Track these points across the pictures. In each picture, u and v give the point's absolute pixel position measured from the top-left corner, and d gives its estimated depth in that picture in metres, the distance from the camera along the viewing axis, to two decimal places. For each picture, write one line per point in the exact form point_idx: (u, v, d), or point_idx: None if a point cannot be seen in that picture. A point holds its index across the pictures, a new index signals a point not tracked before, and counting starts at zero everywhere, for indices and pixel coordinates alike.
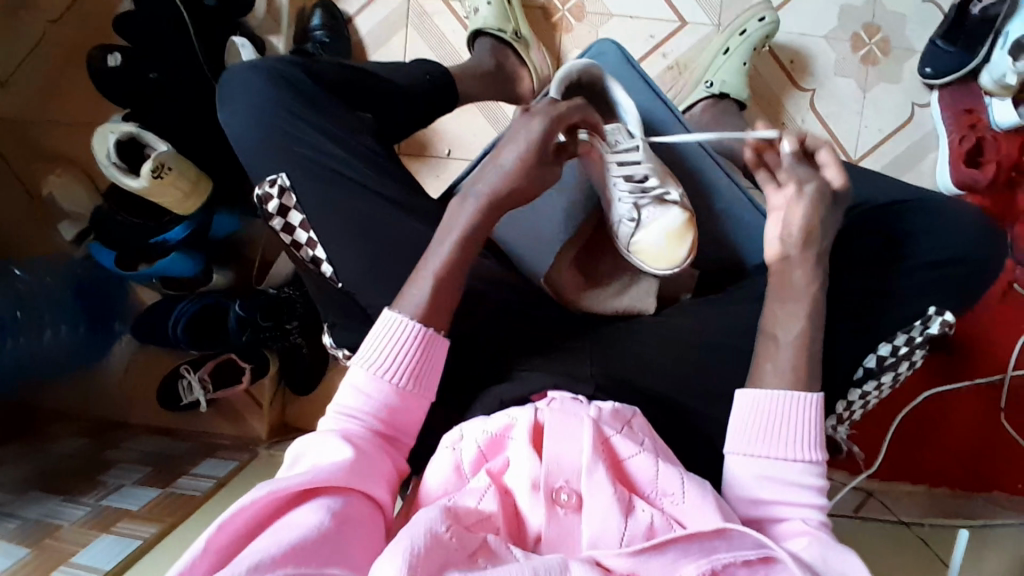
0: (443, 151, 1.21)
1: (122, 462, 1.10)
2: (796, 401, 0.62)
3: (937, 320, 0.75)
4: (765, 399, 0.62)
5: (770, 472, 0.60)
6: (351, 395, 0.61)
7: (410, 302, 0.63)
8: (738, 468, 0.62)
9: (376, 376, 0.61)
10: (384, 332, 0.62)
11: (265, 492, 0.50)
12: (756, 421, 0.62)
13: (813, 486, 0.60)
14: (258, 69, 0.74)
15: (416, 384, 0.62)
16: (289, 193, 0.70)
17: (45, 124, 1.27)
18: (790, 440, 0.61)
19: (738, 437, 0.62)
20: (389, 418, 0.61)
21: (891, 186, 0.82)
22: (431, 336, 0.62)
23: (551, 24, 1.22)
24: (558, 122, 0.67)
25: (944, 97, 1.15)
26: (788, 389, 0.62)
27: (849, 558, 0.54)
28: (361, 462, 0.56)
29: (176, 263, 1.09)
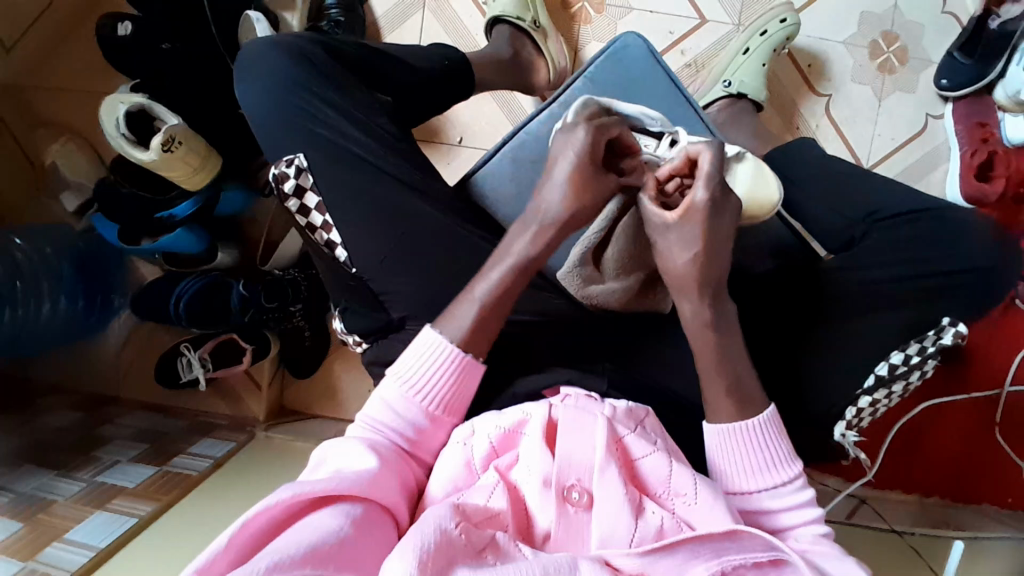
0: (455, 139, 1.20)
1: (117, 438, 1.09)
2: (753, 427, 0.61)
3: (951, 330, 0.76)
4: (721, 432, 0.62)
5: (752, 501, 0.61)
6: (381, 408, 0.61)
7: (453, 326, 0.63)
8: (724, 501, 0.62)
9: (409, 394, 0.61)
10: (419, 351, 0.63)
11: (290, 491, 0.49)
12: (724, 455, 0.63)
13: (798, 500, 0.60)
14: (279, 45, 0.72)
15: (450, 406, 0.62)
16: (306, 173, 0.69)
17: (52, 90, 1.25)
18: (762, 465, 0.61)
19: (713, 472, 0.63)
20: (416, 435, 0.61)
21: (907, 193, 0.80)
22: (469, 361, 0.63)
23: (570, 15, 1.20)
24: (602, 133, 0.64)
25: (959, 109, 1.15)
26: (745, 421, 0.62)
27: (842, 569, 0.53)
28: (387, 475, 0.55)
29: (180, 240, 1.07)
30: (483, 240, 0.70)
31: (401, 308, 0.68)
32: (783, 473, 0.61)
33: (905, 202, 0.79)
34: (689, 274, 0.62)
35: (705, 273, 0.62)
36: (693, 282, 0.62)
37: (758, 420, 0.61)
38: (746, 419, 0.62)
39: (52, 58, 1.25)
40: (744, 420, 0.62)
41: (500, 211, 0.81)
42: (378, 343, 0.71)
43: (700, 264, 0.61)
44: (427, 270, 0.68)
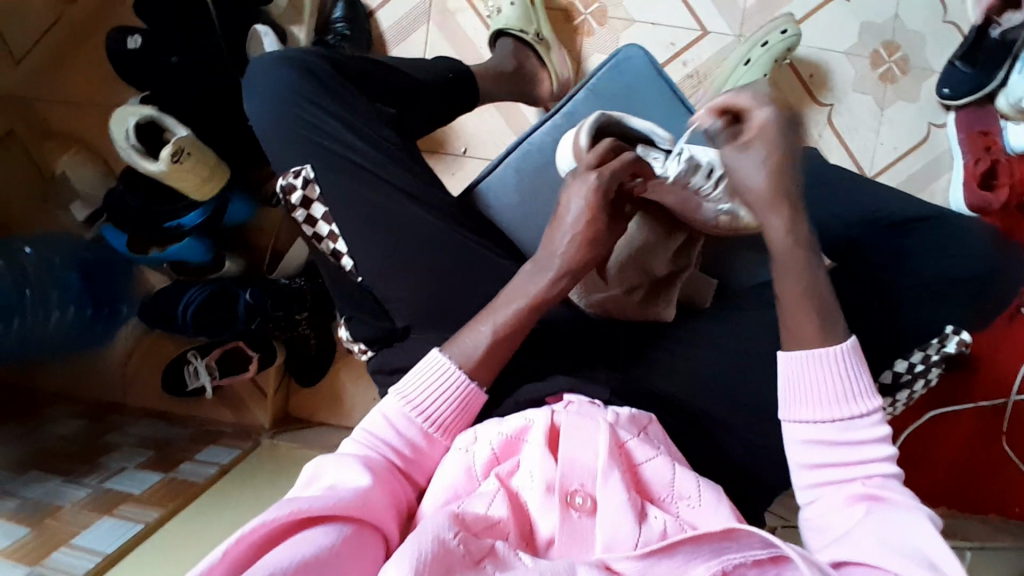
0: (459, 149, 1.21)
1: (123, 445, 1.10)
2: (836, 355, 0.59)
3: (954, 339, 0.76)
4: (804, 358, 0.60)
5: (825, 434, 0.58)
6: (379, 422, 0.61)
7: (460, 354, 0.64)
8: (790, 433, 0.60)
9: (408, 411, 0.62)
10: (424, 371, 0.64)
11: (284, 509, 0.49)
12: (796, 383, 0.60)
13: (872, 437, 0.58)
14: (287, 58, 0.73)
15: (450, 429, 0.62)
16: (313, 184, 0.70)
17: (63, 102, 1.27)
18: (836, 396, 0.59)
19: (784, 404, 0.61)
20: (413, 454, 0.61)
21: (910, 202, 0.81)
22: (472, 389, 0.64)
23: (573, 27, 1.22)
24: (614, 180, 0.67)
25: (961, 118, 1.15)
26: (824, 348, 0.60)
27: (912, 519, 0.52)
28: (383, 495, 0.56)
29: (189, 249, 1.09)
30: (485, 249, 0.71)
31: (406, 317, 0.69)
32: (860, 405, 0.58)
33: (911, 208, 0.80)
34: (769, 188, 0.62)
35: (783, 187, 0.62)
36: (777, 199, 0.62)
37: (839, 348, 0.59)
38: (826, 346, 0.60)
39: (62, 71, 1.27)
40: (829, 346, 0.60)
41: (503, 220, 0.82)
42: (383, 350, 0.71)
43: (779, 179, 0.61)
44: (432, 280, 0.69)
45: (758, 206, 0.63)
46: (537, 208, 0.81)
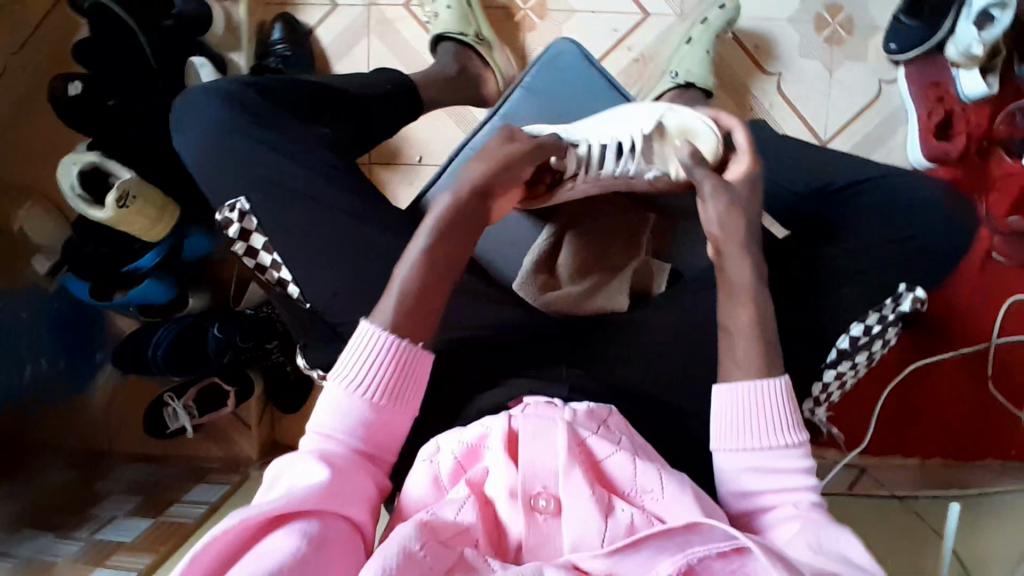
0: (414, 158, 1.20)
1: (112, 493, 1.09)
2: (773, 387, 0.61)
3: (909, 297, 0.76)
4: (740, 390, 0.61)
5: (758, 463, 0.60)
6: (328, 411, 0.59)
7: (384, 312, 0.62)
8: (726, 462, 0.61)
9: (349, 390, 0.59)
10: (358, 345, 0.60)
11: (239, 516, 0.48)
12: (732, 416, 0.62)
13: (800, 466, 0.60)
14: (213, 92, 0.73)
15: (394, 396, 0.60)
16: (249, 216, 0.69)
17: (11, 155, 1.26)
18: (770, 428, 0.60)
19: (719, 434, 0.62)
20: (366, 432, 0.59)
21: (855, 164, 0.82)
22: (402, 352, 0.60)
23: (514, 23, 1.21)
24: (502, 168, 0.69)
25: (911, 73, 1.14)
26: (767, 379, 0.62)
27: (843, 537, 0.54)
28: (342, 483, 0.54)
29: (150, 290, 1.07)
30: None
31: None
32: (790, 436, 0.60)
33: (857, 170, 0.81)
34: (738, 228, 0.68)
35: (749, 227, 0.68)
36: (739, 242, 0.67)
37: (778, 381, 0.61)
38: (766, 377, 0.62)
39: (6, 125, 1.26)
40: (767, 377, 0.62)
41: None
42: None
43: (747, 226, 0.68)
44: (381, 298, 0.68)
45: (728, 248, 0.67)
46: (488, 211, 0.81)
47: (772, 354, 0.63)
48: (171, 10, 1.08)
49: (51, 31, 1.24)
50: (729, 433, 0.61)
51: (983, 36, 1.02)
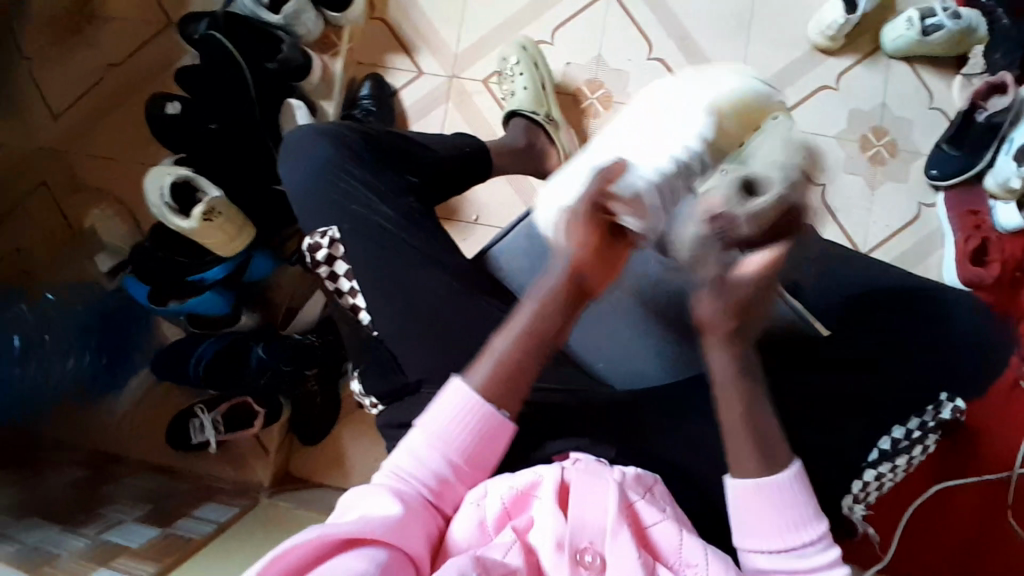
0: (471, 217, 1.27)
1: (122, 498, 1.09)
2: (773, 485, 0.65)
3: (948, 406, 0.78)
4: (742, 490, 0.65)
5: (774, 561, 0.64)
6: (408, 459, 0.63)
7: (478, 374, 0.66)
8: (748, 558, 0.65)
9: (433, 443, 0.63)
10: (447, 402, 0.65)
11: (315, 533, 0.52)
12: (746, 511, 0.65)
13: (822, 558, 0.64)
14: (323, 132, 0.83)
15: (474, 457, 0.64)
16: (338, 243, 0.77)
17: (97, 158, 1.35)
18: (787, 523, 0.64)
19: (740, 529, 0.66)
20: (441, 485, 0.62)
21: (900, 274, 0.84)
22: (497, 416, 0.64)
23: (580, 109, 1.30)
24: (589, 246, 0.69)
25: (949, 198, 1.21)
26: (770, 477, 0.65)
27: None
28: (411, 524, 0.58)
29: (208, 301, 1.14)
30: (500, 311, 0.76)
31: (418, 372, 0.73)
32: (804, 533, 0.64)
33: (905, 280, 0.83)
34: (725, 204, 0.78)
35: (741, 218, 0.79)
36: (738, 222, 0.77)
37: (785, 477, 0.65)
38: (774, 474, 0.65)
39: (98, 130, 1.35)
40: (769, 476, 0.65)
41: (516, 284, 0.87)
42: (394, 405, 0.76)
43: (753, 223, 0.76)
44: (443, 338, 0.73)
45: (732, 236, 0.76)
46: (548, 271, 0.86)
47: (780, 452, 0.66)
48: (278, 55, 1.18)
49: (156, 54, 1.35)
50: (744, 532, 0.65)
51: (1022, 170, 1.08)
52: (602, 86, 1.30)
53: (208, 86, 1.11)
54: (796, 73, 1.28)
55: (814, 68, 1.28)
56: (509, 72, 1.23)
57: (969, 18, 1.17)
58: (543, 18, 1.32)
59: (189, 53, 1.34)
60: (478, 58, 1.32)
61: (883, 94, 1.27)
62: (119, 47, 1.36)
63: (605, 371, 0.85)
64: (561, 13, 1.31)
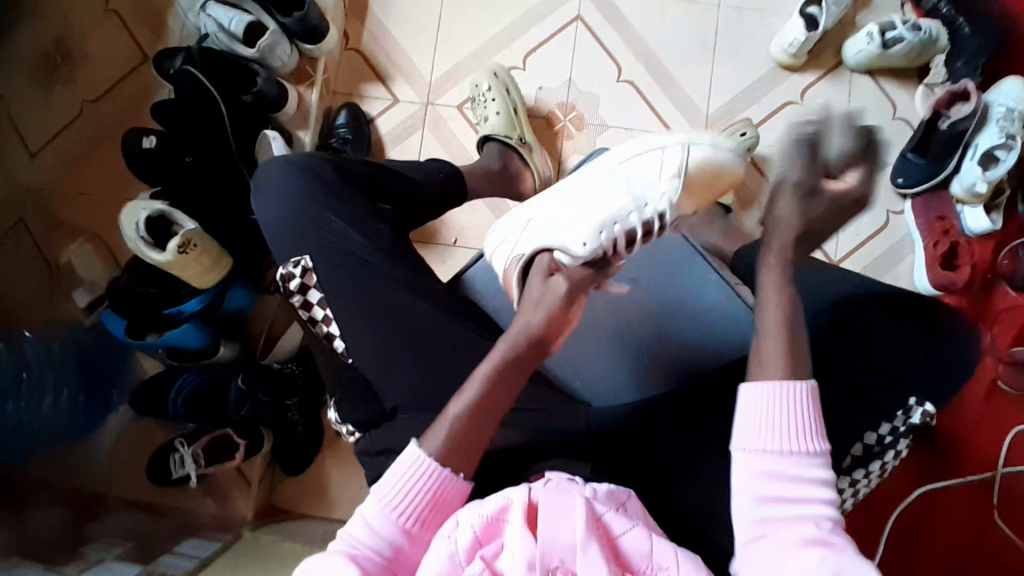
0: (449, 240, 1.28)
1: (103, 535, 1.05)
2: (790, 391, 0.63)
3: (917, 409, 0.81)
4: (756, 386, 0.64)
5: (776, 470, 0.62)
6: (360, 527, 0.64)
7: (433, 441, 0.67)
8: (745, 463, 0.63)
9: (385, 510, 0.65)
10: (403, 468, 0.66)
11: None
12: (757, 415, 0.64)
13: (822, 477, 0.61)
14: (295, 163, 0.84)
15: (427, 521, 0.65)
16: (311, 272, 0.78)
17: (74, 193, 1.35)
18: (795, 430, 0.62)
19: (741, 434, 0.64)
20: (394, 551, 0.64)
21: (863, 281, 0.87)
22: (447, 477, 0.66)
23: (553, 132, 1.33)
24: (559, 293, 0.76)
25: (918, 205, 1.25)
26: (790, 380, 0.64)
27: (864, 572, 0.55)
28: None
29: (187, 335, 1.12)
30: (475, 335, 0.77)
31: (394, 398, 0.75)
32: (818, 444, 0.62)
33: (868, 288, 0.86)
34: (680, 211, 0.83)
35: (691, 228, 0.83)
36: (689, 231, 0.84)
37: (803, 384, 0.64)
38: (793, 379, 0.64)
39: (74, 165, 1.35)
40: (790, 381, 0.64)
41: (490, 308, 0.88)
42: (371, 432, 0.76)
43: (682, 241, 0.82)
44: (421, 363, 0.75)
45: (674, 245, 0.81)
46: None
47: (802, 370, 0.65)
48: (253, 88, 1.20)
49: (131, 88, 1.36)
50: (752, 433, 0.63)
51: (987, 175, 1.13)
52: (574, 109, 1.33)
53: (183, 118, 1.11)
54: (761, 91, 1.32)
55: (779, 85, 1.32)
56: (481, 98, 1.25)
57: (928, 29, 1.22)
58: (515, 45, 1.35)
59: (165, 87, 1.36)
60: (452, 86, 1.34)
61: (847, 107, 1.31)
62: (93, 83, 1.37)
63: (581, 391, 0.87)
64: (531, 40, 1.35)
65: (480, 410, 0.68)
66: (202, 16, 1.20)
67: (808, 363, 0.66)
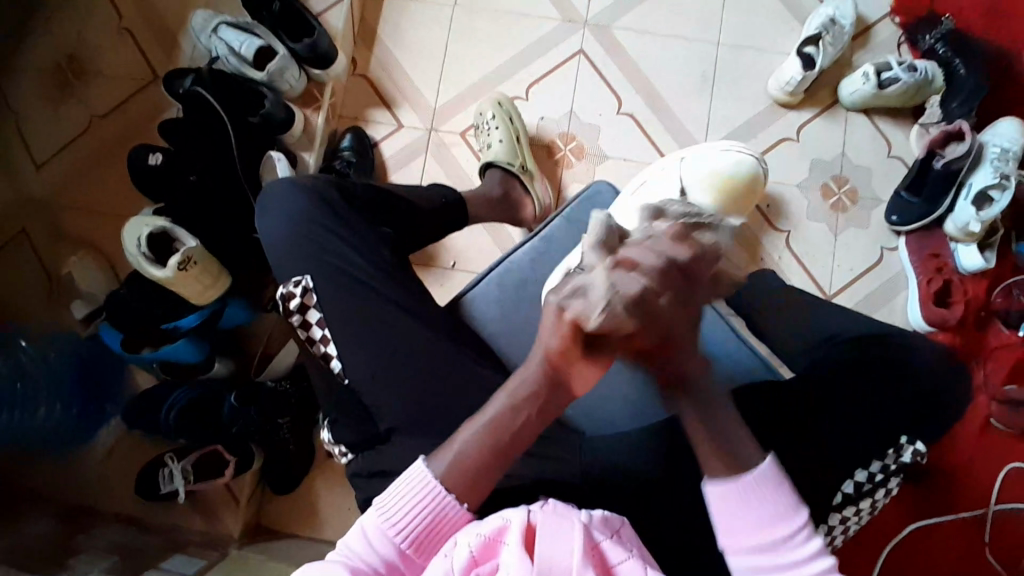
0: (448, 263, 1.30)
1: (89, 549, 1.04)
2: (745, 485, 0.66)
3: (909, 448, 0.79)
4: (717, 488, 0.67)
5: (759, 560, 0.65)
6: (358, 538, 0.64)
7: (439, 466, 0.67)
8: (735, 561, 0.66)
9: (385, 527, 0.64)
10: (407, 485, 0.66)
11: None
12: (728, 513, 0.67)
13: (806, 553, 0.64)
14: (299, 185, 0.85)
15: (424, 544, 0.64)
16: (311, 292, 0.79)
17: (78, 206, 1.36)
18: (765, 519, 0.65)
19: (727, 531, 0.66)
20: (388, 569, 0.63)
21: (855, 317, 0.88)
22: (449, 503, 0.65)
23: (555, 160, 1.35)
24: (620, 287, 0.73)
25: (910, 242, 1.27)
26: (748, 471, 0.67)
27: None
28: None
29: (182, 351, 1.13)
30: (471, 359, 0.78)
31: (389, 420, 0.75)
32: (790, 525, 0.65)
33: (859, 325, 0.87)
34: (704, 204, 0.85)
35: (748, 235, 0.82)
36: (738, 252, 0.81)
37: (760, 469, 0.67)
38: (752, 467, 0.67)
39: (80, 177, 1.37)
40: (745, 474, 0.67)
41: (486, 332, 0.89)
42: (364, 454, 0.77)
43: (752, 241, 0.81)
44: (416, 385, 0.75)
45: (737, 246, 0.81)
46: (517, 321, 0.89)
47: (755, 450, 0.68)
48: (261, 108, 1.21)
49: (141, 105, 1.39)
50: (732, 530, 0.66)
51: (981, 215, 1.16)
52: (575, 139, 1.36)
53: (191, 137, 1.14)
54: (758, 127, 1.35)
55: (776, 121, 1.35)
56: (485, 126, 1.28)
57: (924, 70, 1.26)
58: (520, 75, 1.38)
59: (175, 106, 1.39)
60: (457, 112, 1.37)
61: (842, 145, 1.34)
62: (104, 99, 1.39)
63: (575, 418, 0.87)
64: (535, 70, 1.38)
65: (491, 437, 0.68)
66: (214, 39, 1.23)
67: (752, 445, 0.69)
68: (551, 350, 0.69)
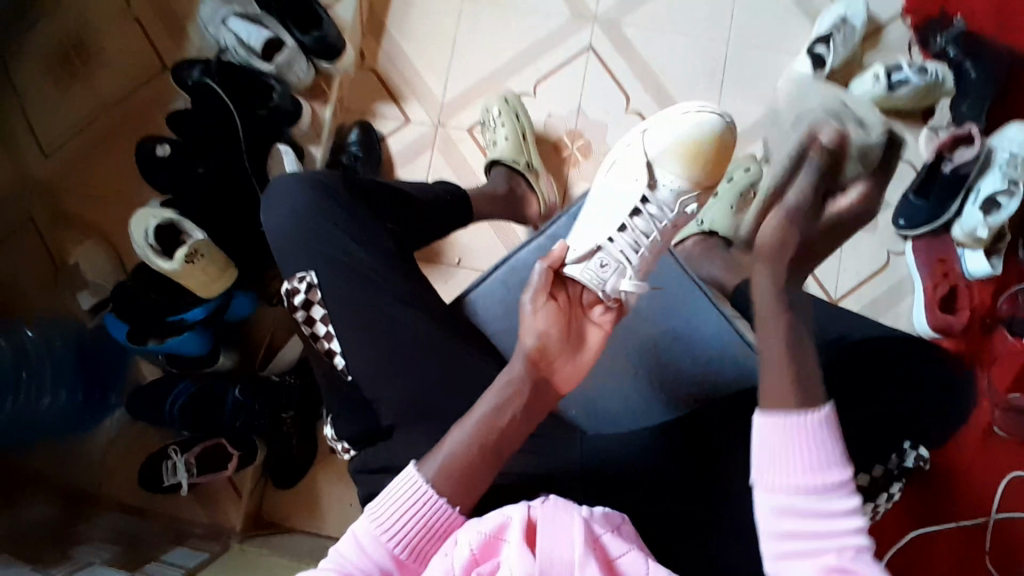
0: (453, 260, 1.30)
1: (92, 539, 1.05)
2: (795, 427, 0.64)
3: (911, 452, 0.81)
4: (767, 421, 0.65)
5: (797, 501, 0.62)
6: (351, 542, 0.65)
7: (430, 468, 0.67)
8: (766, 498, 0.64)
9: (376, 531, 0.65)
10: (398, 488, 0.66)
11: None
12: (772, 447, 0.64)
13: (843, 506, 0.62)
14: (305, 180, 0.85)
15: (416, 548, 0.65)
16: (316, 288, 0.79)
17: (85, 195, 1.36)
18: (808, 467, 0.63)
19: (764, 470, 0.64)
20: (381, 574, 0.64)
21: (863, 322, 0.87)
22: (438, 505, 0.65)
23: (561, 158, 1.35)
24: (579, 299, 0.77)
25: (919, 247, 1.25)
26: (799, 414, 0.64)
27: None
28: None
29: (188, 342, 1.13)
30: (475, 357, 0.78)
31: (392, 417, 0.75)
32: (833, 478, 0.62)
33: (865, 330, 0.86)
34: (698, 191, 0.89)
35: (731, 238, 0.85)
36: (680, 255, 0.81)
37: (814, 416, 0.64)
38: (800, 411, 0.64)
39: (87, 168, 1.37)
40: (793, 413, 0.64)
41: (490, 330, 0.89)
42: (366, 450, 0.77)
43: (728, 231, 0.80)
44: (420, 383, 0.76)
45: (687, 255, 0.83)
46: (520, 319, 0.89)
47: (815, 398, 0.65)
48: (269, 100, 1.21)
49: (149, 96, 1.39)
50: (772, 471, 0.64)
51: (987, 221, 1.14)
52: (582, 137, 1.35)
53: (200, 129, 1.15)
54: (766, 127, 1.34)
55: None
56: (492, 122, 1.28)
57: (935, 72, 1.25)
58: (528, 71, 1.37)
59: (182, 97, 1.38)
60: (464, 108, 1.37)
61: None
62: (112, 88, 1.39)
63: (578, 417, 0.88)
64: (543, 67, 1.38)
65: (479, 441, 0.67)
66: (224, 30, 1.23)
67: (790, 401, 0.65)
68: (552, 334, 0.72)
